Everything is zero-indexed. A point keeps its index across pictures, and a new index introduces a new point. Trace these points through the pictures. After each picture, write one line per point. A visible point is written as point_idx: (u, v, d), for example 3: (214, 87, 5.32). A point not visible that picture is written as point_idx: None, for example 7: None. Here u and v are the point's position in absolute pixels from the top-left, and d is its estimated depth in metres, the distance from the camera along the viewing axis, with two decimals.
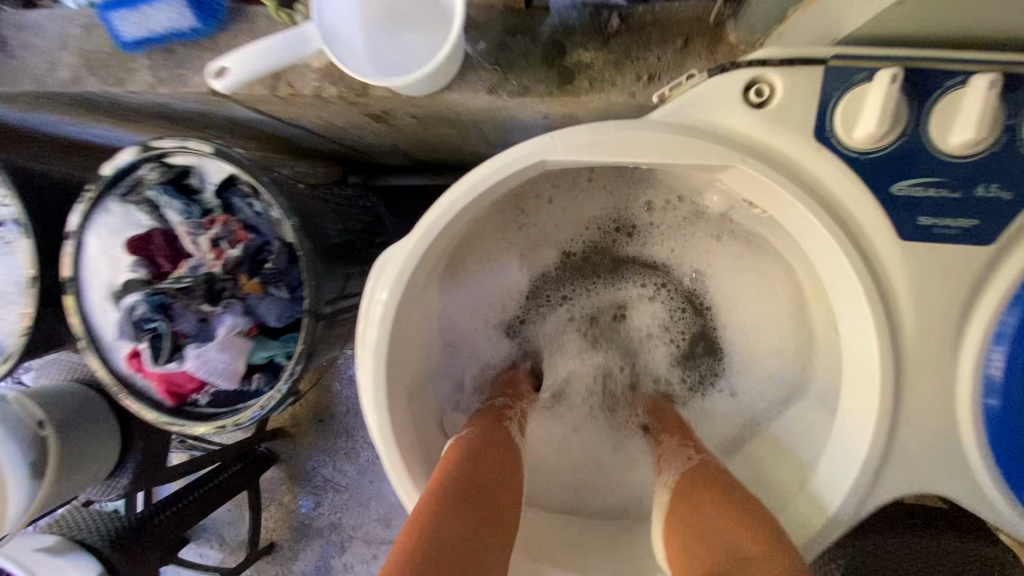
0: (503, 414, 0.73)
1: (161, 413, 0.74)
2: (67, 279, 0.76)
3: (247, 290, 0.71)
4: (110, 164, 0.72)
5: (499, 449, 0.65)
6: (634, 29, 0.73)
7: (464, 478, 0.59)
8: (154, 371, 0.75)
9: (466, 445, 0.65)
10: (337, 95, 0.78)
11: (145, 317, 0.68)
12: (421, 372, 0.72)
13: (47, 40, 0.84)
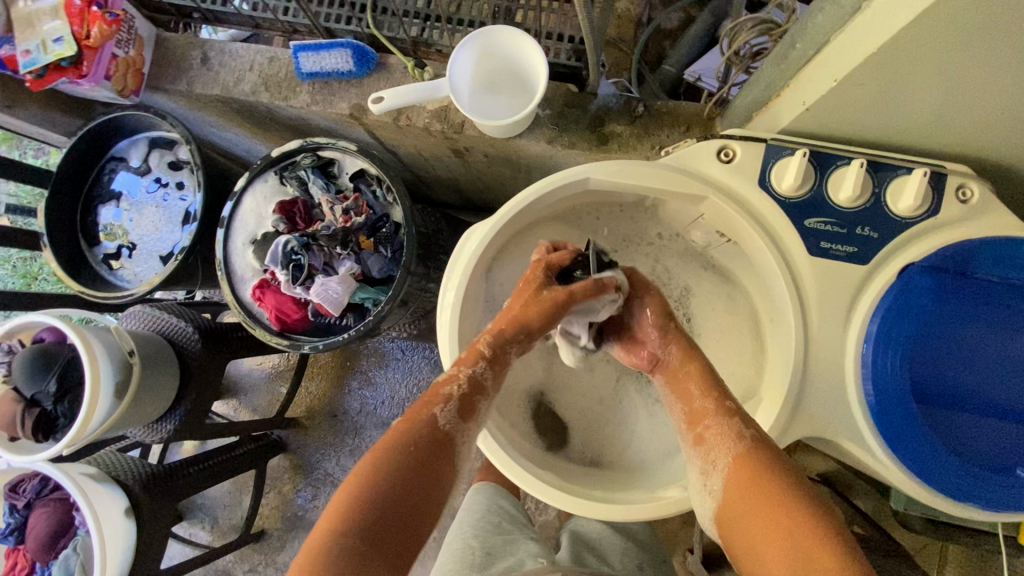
0: (450, 397, 0.78)
1: (275, 334, 0.97)
2: (221, 224, 1.03)
3: (362, 249, 1.00)
4: (279, 148, 1.02)
5: (430, 445, 0.73)
6: (653, 115, 1.07)
7: (385, 480, 0.68)
8: (271, 301, 1.00)
9: (396, 435, 0.73)
10: (440, 129, 1.11)
11: (293, 251, 0.97)
12: (472, 326, 0.97)
13: (238, 63, 1.17)
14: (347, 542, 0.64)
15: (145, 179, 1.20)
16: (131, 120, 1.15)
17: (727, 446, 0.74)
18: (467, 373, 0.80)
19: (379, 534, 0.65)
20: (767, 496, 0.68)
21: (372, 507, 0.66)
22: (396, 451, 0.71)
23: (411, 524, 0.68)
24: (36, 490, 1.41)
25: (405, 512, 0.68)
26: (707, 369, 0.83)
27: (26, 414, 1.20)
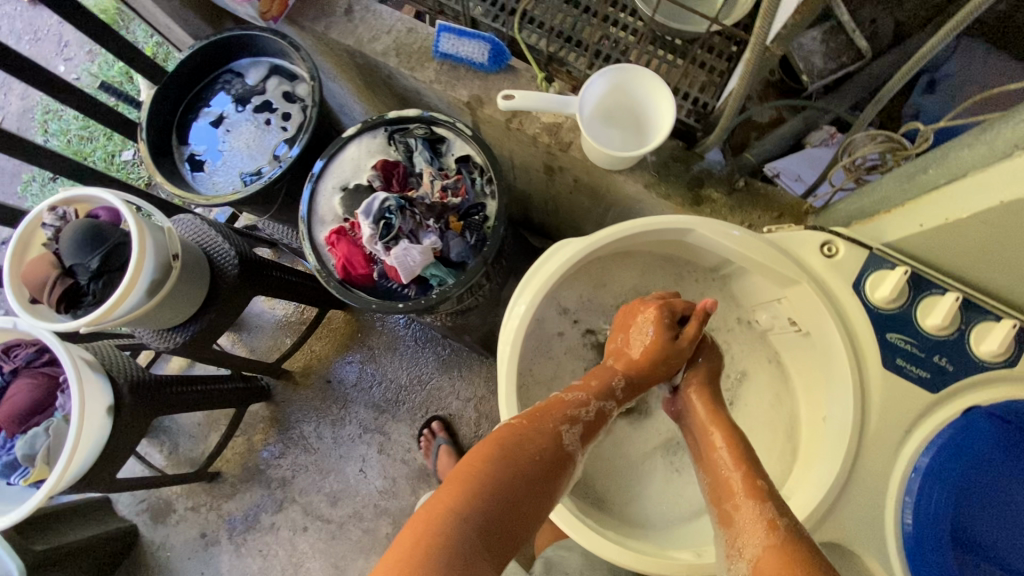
0: (577, 419, 0.81)
1: (345, 290, 0.97)
2: (319, 162, 1.06)
3: (449, 228, 1.01)
4: (399, 111, 1.06)
5: (555, 460, 0.76)
6: (749, 194, 1.11)
7: (512, 476, 0.71)
8: (344, 251, 1.01)
9: (526, 437, 0.76)
10: (547, 143, 1.14)
11: (386, 210, 0.99)
12: (528, 334, 0.98)
13: (378, 23, 1.21)
14: (469, 524, 0.66)
15: (254, 98, 1.21)
16: (261, 41, 1.19)
17: (758, 531, 0.72)
18: (597, 403, 0.83)
19: (496, 527, 0.67)
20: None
21: (496, 499, 0.69)
22: (525, 452, 0.74)
23: (523, 527, 0.70)
24: (27, 359, 1.37)
25: (520, 515, 0.70)
26: (736, 440, 0.81)
27: (58, 282, 1.18)
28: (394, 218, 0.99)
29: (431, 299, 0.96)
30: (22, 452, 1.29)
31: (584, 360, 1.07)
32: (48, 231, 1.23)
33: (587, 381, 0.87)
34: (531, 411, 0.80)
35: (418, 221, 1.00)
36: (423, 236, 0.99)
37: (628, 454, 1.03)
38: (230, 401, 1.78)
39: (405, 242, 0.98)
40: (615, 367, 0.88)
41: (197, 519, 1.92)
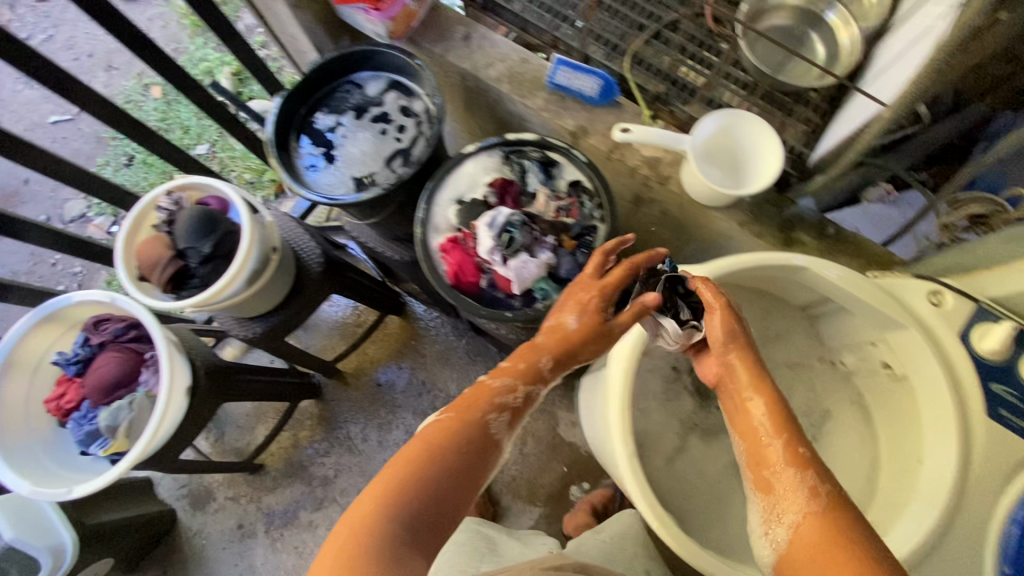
0: (506, 405, 0.83)
1: (459, 296, 1.03)
2: (438, 173, 1.13)
3: (563, 247, 1.07)
4: (518, 135, 1.13)
5: (484, 448, 0.80)
6: (838, 240, 1.17)
7: (432, 474, 0.75)
8: (458, 258, 1.07)
9: (450, 432, 0.79)
10: (647, 175, 1.21)
11: (507, 224, 1.05)
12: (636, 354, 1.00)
13: (495, 51, 1.29)
14: (394, 527, 0.71)
15: (373, 109, 1.28)
16: (385, 57, 1.27)
17: (801, 501, 0.72)
18: (525, 388, 0.84)
19: (426, 527, 0.73)
20: (841, 563, 0.66)
21: (422, 501, 0.74)
22: (451, 449, 0.78)
23: (453, 517, 0.76)
24: (115, 333, 1.41)
25: (451, 510, 0.76)
26: (778, 408, 0.77)
27: (169, 264, 1.24)
28: (512, 231, 1.05)
29: (542, 311, 1.02)
30: (106, 423, 1.33)
31: (673, 385, 1.11)
32: (162, 214, 1.29)
33: (515, 362, 0.86)
34: (455, 404, 0.82)
35: (534, 237, 1.07)
36: (539, 251, 1.06)
37: (709, 479, 1.07)
38: (287, 394, 1.82)
39: (523, 255, 1.04)
40: (545, 344, 0.87)
41: (236, 508, 1.94)
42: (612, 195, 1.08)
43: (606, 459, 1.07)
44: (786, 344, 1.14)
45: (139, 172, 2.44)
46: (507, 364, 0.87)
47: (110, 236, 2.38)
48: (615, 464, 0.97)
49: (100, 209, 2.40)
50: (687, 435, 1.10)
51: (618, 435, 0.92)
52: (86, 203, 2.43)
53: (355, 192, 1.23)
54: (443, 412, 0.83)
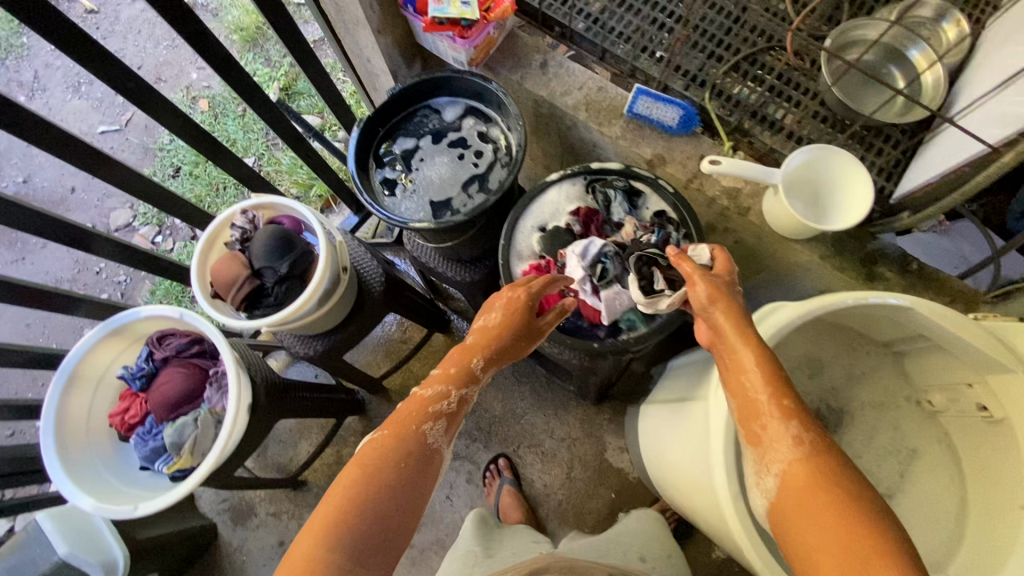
0: (443, 412, 0.90)
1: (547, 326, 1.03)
2: (521, 200, 1.14)
3: None
4: (601, 164, 1.13)
5: (422, 458, 0.85)
6: (921, 276, 1.16)
7: (369, 492, 0.79)
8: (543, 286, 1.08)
9: (387, 449, 0.84)
10: (726, 206, 1.22)
11: (601, 254, 1.05)
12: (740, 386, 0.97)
13: (572, 79, 1.30)
14: (338, 553, 0.74)
15: (450, 134, 1.31)
16: (462, 83, 1.29)
17: (786, 447, 0.76)
18: (457, 392, 0.92)
19: (376, 537, 0.77)
20: (830, 502, 0.70)
21: (365, 515, 0.78)
22: (389, 465, 0.82)
23: (400, 529, 0.80)
24: (178, 348, 1.40)
25: (396, 527, 0.80)
26: (768, 365, 0.81)
27: (246, 282, 1.25)
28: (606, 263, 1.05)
29: (632, 344, 1.03)
30: (171, 440, 1.33)
31: None
32: (236, 232, 1.30)
33: (446, 368, 0.95)
34: (391, 422, 0.87)
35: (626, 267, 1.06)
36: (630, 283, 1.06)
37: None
38: (336, 411, 1.80)
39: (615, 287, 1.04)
40: (473, 351, 0.96)
41: (277, 525, 1.92)
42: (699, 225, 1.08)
43: (696, 493, 1.07)
44: (871, 385, 1.17)
45: (184, 183, 2.46)
46: (438, 373, 0.94)
47: (154, 246, 2.39)
48: (716, 501, 0.95)
49: (145, 219, 2.42)
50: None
51: (720, 471, 0.91)
52: (131, 213, 2.45)
53: (434, 217, 1.25)
54: (379, 430, 0.88)
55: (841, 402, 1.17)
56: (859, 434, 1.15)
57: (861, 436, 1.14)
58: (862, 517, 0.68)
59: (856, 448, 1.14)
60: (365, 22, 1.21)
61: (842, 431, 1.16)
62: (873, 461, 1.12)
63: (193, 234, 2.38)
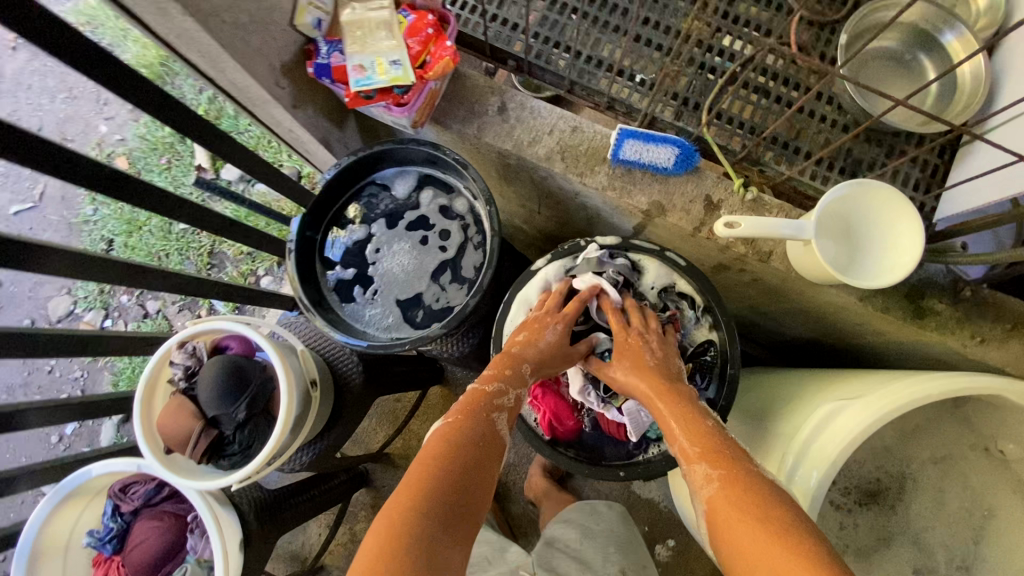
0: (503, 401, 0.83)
1: (562, 462, 0.95)
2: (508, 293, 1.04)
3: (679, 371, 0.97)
4: (601, 240, 1.02)
5: (489, 447, 0.77)
6: (976, 302, 1.00)
7: (447, 463, 0.72)
8: (548, 414, 0.99)
9: (450, 430, 0.77)
10: (743, 253, 1.03)
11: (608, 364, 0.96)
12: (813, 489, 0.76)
13: (539, 123, 1.07)
14: (425, 522, 0.65)
15: (408, 214, 1.10)
16: (404, 151, 1.06)
17: (701, 486, 0.71)
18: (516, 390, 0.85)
19: (456, 517, 0.68)
20: (758, 529, 0.63)
21: (450, 491, 0.69)
22: (458, 444, 0.75)
23: (475, 509, 0.70)
24: (147, 496, 1.24)
25: (473, 509, 0.70)
26: (679, 408, 0.80)
27: (203, 434, 1.07)
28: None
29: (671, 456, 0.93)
30: None
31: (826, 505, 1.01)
32: (177, 371, 1.11)
33: (501, 368, 0.87)
34: (460, 406, 0.80)
35: None
36: None
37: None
38: (342, 496, 1.65)
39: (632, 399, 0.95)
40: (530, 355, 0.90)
41: None
42: (720, 301, 0.98)
43: None
44: (928, 439, 1.01)
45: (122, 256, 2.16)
46: (492, 371, 0.87)
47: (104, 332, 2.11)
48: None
49: (87, 303, 2.13)
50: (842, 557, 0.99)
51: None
52: (71, 298, 2.15)
53: (404, 320, 1.06)
54: (445, 418, 0.80)
55: (899, 468, 1.01)
56: (930, 499, 0.99)
57: (929, 507, 0.99)
58: (790, 536, 0.61)
59: (924, 519, 0.99)
60: (274, 104, 0.95)
61: (908, 503, 1.00)
62: (945, 533, 0.97)
63: (146, 310, 2.10)
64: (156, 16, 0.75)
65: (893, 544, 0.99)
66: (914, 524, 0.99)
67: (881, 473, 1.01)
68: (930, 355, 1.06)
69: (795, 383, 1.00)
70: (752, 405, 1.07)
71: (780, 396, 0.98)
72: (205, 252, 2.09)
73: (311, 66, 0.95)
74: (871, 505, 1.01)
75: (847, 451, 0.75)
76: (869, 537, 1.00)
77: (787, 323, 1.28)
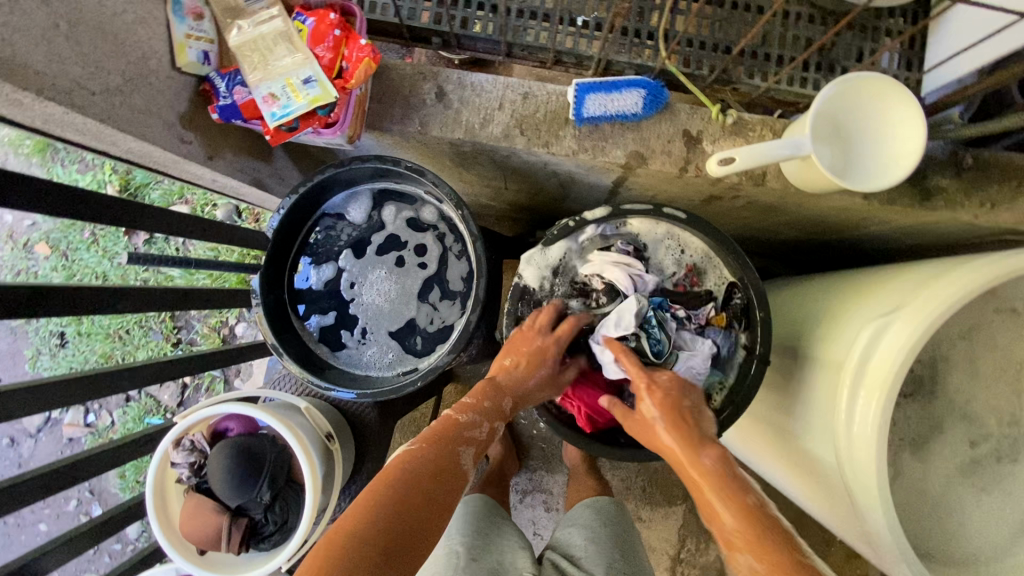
0: (467, 433, 0.83)
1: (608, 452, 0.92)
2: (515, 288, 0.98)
3: (711, 324, 0.94)
4: (591, 216, 0.95)
5: (448, 475, 0.77)
6: (980, 167, 0.95)
7: (401, 484, 0.72)
8: (580, 408, 0.94)
9: (412, 453, 0.78)
10: (737, 181, 0.96)
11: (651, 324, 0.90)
12: (882, 416, 0.72)
13: (486, 100, 0.96)
14: (361, 543, 0.64)
15: (375, 238, 1.00)
16: (353, 173, 0.94)
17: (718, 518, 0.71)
18: (490, 424, 0.85)
19: (392, 553, 0.66)
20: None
21: (395, 524, 0.68)
22: (417, 469, 0.75)
23: (414, 543, 0.69)
24: None
25: (412, 538, 0.69)
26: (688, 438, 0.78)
27: (233, 527, 0.99)
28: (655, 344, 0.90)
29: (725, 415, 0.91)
30: None
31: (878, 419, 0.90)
32: (183, 470, 1.02)
33: (480, 399, 0.87)
34: (428, 434, 0.81)
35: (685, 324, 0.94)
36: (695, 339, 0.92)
37: (934, 495, 0.87)
38: None
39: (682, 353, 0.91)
40: (508, 384, 0.87)
41: None
42: (727, 240, 0.92)
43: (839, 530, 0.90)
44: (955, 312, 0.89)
45: (81, 346, 1.99)
46: (470, 401, 0.87)
47: (91, 428, 1.97)
48: (868, 538, 0.78)
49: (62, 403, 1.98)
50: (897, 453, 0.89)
51: (880, 531, 0.73)
52: None
53: (406, 352, 0.98)
54: (412, 442, 0.81)
55: (929, 348, 0.90)
56: None
57: (968, 372, 0.89)
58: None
59: (964, 385, 0.89)
60: (187, 163, 0.82)
61: (944, 381, 0.89)
62: (989, 397, 0.88)
63: (125, 394, 1.96)
64: (9, 107, 0.61)
65: (946, 426, 0.88)
66: (957, 400, 0.89)
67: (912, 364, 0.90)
68: (943, 232, 1.02)
69: (821, 300, 0.97)
70: (780, 334, 1.04)
71: (812, 320, 0.94)
72: (167, 317, 1.94)
73: (214, 111, 0.80)
74: (914, 396, 0.90)
75: (902, 366, 0.72)
76: (918, 425, 0.89)
77: (790, 234, 1.22)
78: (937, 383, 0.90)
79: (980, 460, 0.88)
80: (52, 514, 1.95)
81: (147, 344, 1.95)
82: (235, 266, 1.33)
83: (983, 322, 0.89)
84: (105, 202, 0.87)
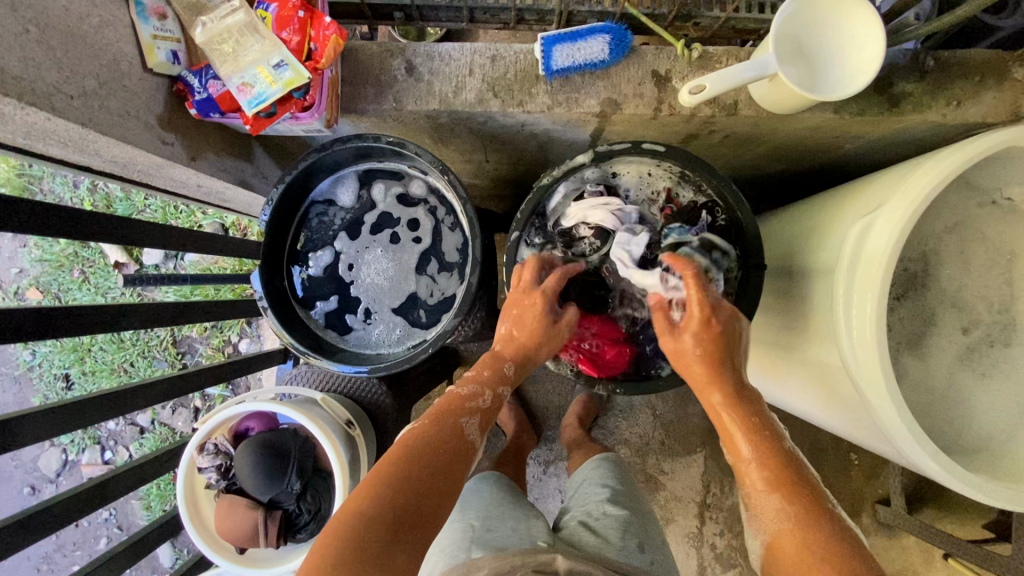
0: (469, 403, 0.83)
1: (617, 388, 0.95)
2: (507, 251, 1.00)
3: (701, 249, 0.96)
4: (558, 172, 0.98)
5: (456, 446, 0.77)
6: (942, 68, 0.98)
7: (409, 455, 0.72)
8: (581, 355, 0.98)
9: (418, 428, 0.78)
10: (710, 113, 0.98)
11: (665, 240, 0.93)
12: (879, 310, 0.74)
13: (456, 68, 0.97)
14: (373, 517, 0.65)
15: (368, 218, 1.01)
16: (338, 155, 0.95)
17: (776, 519, 0.69)
18: (490, 390, 0.86)
19: (408, 526, 0.66)
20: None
21: (407, 496, 0.68)
22: (423, 443, 0.75)
23: (428, 512, 0.69)
24: None
25: (423, 505, 0.69)
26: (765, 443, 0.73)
27: (269, 520, 1.00)
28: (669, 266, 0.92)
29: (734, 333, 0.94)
30: None
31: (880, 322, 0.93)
32: (211, 474, 1.03)
33: (480, 369, 0.89)
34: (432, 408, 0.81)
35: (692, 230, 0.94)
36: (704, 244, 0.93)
37: (940, 390, 0.90)
38: None
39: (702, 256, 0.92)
40: (505, 349, 0.91)
41: None
42: (711, 169, 0.93)
43: (858, 437, 0.92)
44: (937, 209, 0.92)
45: (87, 385, 1.99)
46: (471, 373, 0.88)
47: (110, 464, 1.98)
48: (882, 434, 0.81)
49: (77, 444, 1.98)
50: (897, 347, 0.92)
51: (893, 422, 0.76)
52: (58, 449, 2.00)
53: (413, 326, 0.99)
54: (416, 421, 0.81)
55: (920, 246, 0.93)
56: None
57: (961, 267, 0.91)
58: None
59: (958, 279, 0.91)
60: (171, 165, 0.83)
61: (935, 270, 0.92)
62: (978, 280, 0.90)
63: (139, 425, 1.96)
64: None
65: (940, 317, 0.91)
66: (949, 289, 0.91)
67: (902, 263, 0.93)
68: (916, 137, 1.05)
69: (807, 217, 0.99)
70: (774, 260, 1.06)
71: (802, 237, 0.97)
72: (169, 344, 1.95)
73: (192, 107, 0.82)
74: (907, 295, 0.92)
75: (891, 262, 0.74)
76: (910, 319, 0.92)
77: (771, 166, 1.25)
78: (931, 281, 0.92)
79: (982, 348, 0.90)
80: (85, 555, 1.95)
81: (153, 373, 1.96)
82: (231, 275, 1.34)
83: (966, 214, 0.91)
84: (95, 218, 0.87)
